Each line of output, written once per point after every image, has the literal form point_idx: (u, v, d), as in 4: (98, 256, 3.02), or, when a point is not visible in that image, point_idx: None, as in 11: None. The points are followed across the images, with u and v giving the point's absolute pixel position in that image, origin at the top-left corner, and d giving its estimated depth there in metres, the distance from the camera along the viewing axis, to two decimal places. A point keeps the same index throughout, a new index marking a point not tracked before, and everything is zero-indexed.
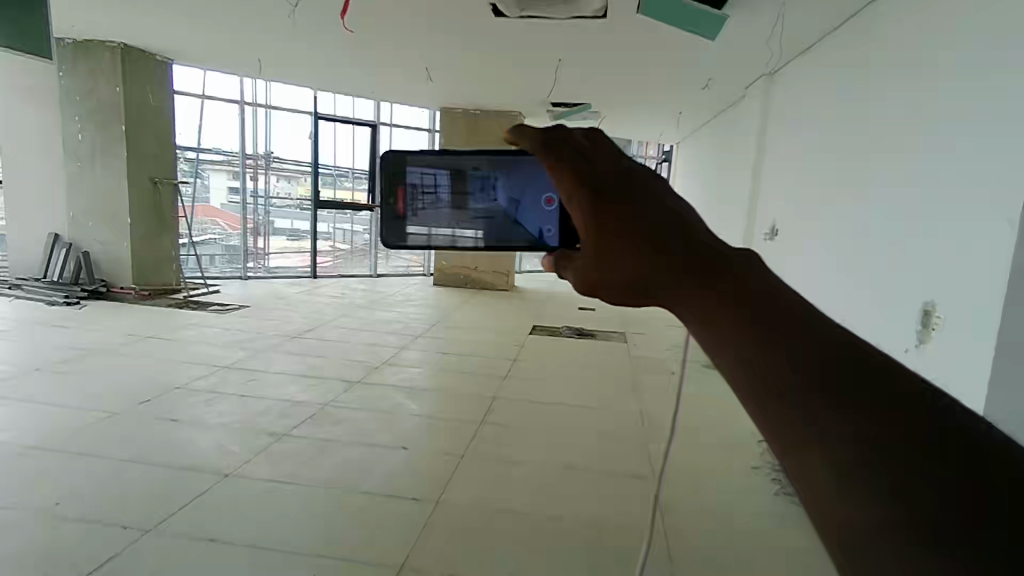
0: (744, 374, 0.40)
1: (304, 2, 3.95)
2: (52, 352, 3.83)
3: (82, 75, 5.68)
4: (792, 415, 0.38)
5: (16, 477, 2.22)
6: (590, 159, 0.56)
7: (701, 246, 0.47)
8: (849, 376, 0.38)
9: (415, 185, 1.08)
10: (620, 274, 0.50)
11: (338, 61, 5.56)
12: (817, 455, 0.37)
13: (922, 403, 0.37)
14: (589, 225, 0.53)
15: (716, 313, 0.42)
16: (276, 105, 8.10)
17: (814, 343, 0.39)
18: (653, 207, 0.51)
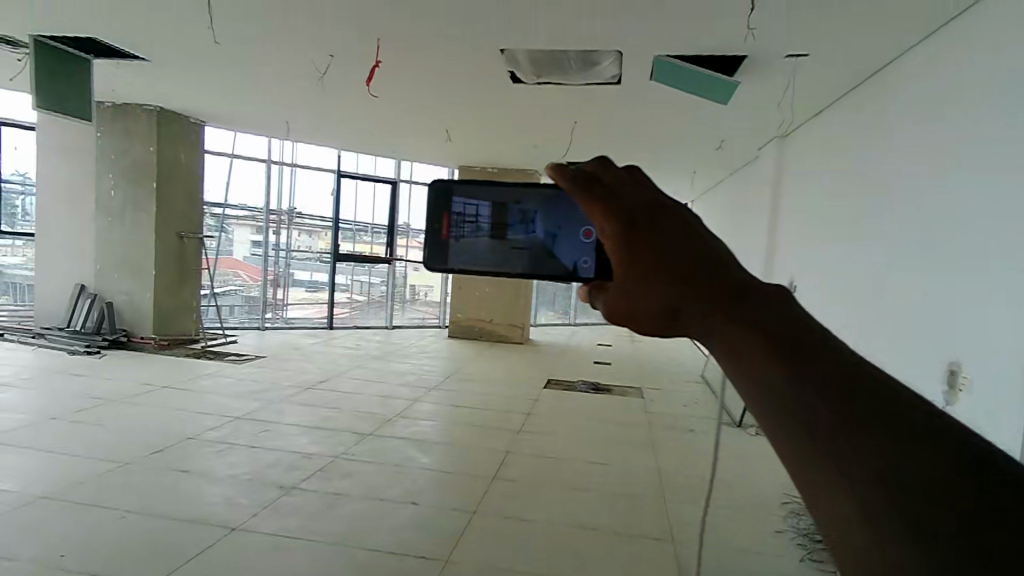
0: (774, 410, 0.40)
1: (330, 69, 4.17)
2: (69, 400, 3.87)
3: (120, 134, 5.97)
4: (822, 452, 0.37)
5: (23, 526, 2.20)
6: (629, 193, 0.53)
7: (733, 279, 0.46)
8: (878, 418, 0.38)
9: (460, 213, 1.05)
10: (650, 306, 0.47)
11: (362, 122, 5.81)
12: (843, 491, 0.36)
13: (944, 440, 0.38)
14: (621, 255, 0.49)
15: (749, 345, 0.42)
16: (301, 163, 8.40)
17: (844, 381, 0.39)
18: (688, 239, 0.48)
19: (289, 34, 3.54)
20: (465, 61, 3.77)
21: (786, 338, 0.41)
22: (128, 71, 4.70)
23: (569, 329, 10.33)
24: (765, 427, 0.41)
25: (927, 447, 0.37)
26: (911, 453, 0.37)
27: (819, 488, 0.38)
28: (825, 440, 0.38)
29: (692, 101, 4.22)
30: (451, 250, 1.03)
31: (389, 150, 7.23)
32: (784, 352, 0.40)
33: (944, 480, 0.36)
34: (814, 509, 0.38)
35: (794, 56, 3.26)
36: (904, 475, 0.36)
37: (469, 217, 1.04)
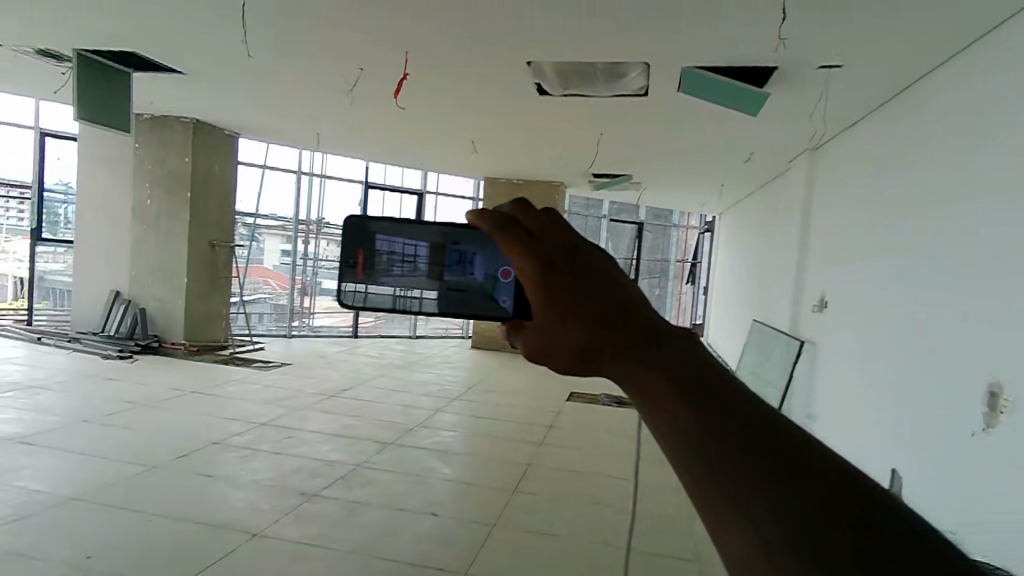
0: (679, 446, 0.34)
1: (360, 81, 4.23)
2: (100, 404, 3.95)
3: (156, 145, 6.13)
4: (730, 495, 0.32)
5: (51, 527, 2.23)
6: (546, 226, 0.44)
7: (649, 319, 0.40)
8: (785, 457, 0.33)
9: (389, 252, 0.77)
10: (565, 347, 0.40)
11: (389, 133, 5.87)
12: (747, 530, 0.31)
13: (849, 478, 0.34)
14: (539, 292, 0.41)
15: (657, 385, 0.36)
16: (331, 175, 8.54)
17: (753, 420, 0.34)
18: (611, 275, 0.41)
19: (320, 47, 3.59)
20: (493, 72, 3.78)
21: (697, 373, 0.36)
22: (166, 84, 4.84)
23: None
24: (671, 461, 0.34)
25: (835, 485, 0.32)
26: (819, 492, 0.32)
27: (730, 535, 0.31)
28: (731, 482, 0.32)
29: (719, 113, 4.16)
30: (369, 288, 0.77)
31: (416, 161, 7.30)
32: (695, 394, 0.34)
33: (855, 522, 0.32)
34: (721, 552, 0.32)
35: (828, 66, 3.18)
36: (810, 515, 0.31)
37: (398, 257, 0.76)
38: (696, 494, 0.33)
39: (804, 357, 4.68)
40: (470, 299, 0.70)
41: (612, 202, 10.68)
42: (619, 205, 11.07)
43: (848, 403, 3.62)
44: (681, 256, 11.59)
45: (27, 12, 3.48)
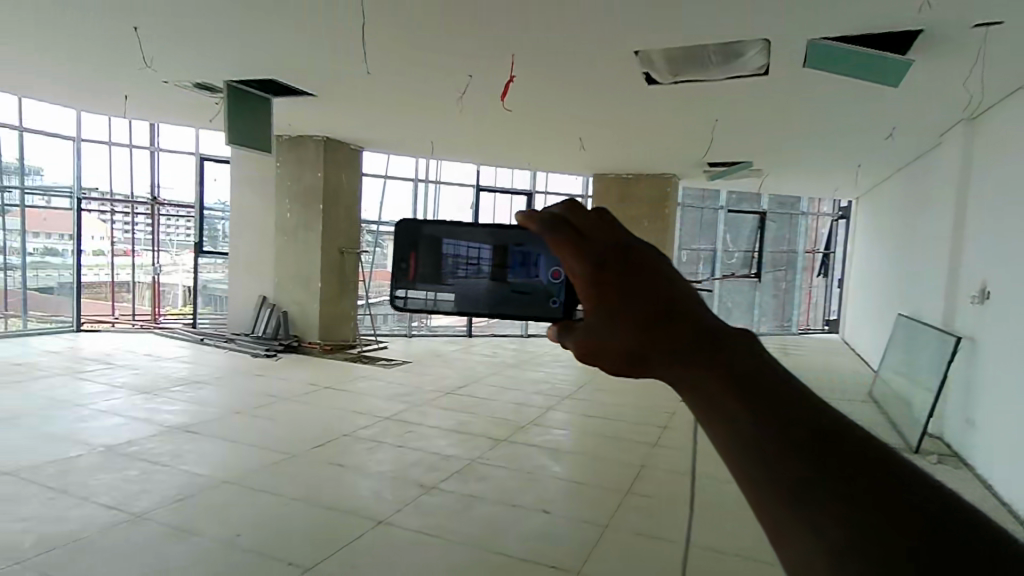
0: (734, 448, 0.34)
1: (470, 87, 4.36)
2: (250, 397, 4.42)
3: (293, 163, 6.75)
4: (788, 493, 0.32)
5: (210, 506, 2.52)
6: (595, 226, 0.46)
7: (703, 319, 0.41)
8: (843, 458, 0.33)
9: (455, 255, 0.81)
10: (616, 346, 0.42)
11: (497, 137, 6.00)
12: (806, 530, 0.31)
13: (910, 481, 0.34)
14: (589, 292, 0.43)
15: (714, 384, 0.37)
16: (445, 180, 8.88)
17: (810, 421, 0.35)
18: (661, 274, 0.42)
19: (430, 58, 3.75)
20: (598, 67, 3.74)
21: (748, 373, 0.37)
22: (299, 106, 5.32)
23: None
24: (727, 461, 0.35)
25: (896, 487, 0.33)
26: (881, 495, 0.32)
27: (790, 538, 0.32)
28: (790, 484, 0.33)
29: (851, 87, 3.79)
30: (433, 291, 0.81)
31: (525, 162, 7.40)
32: (748, 392, 0.35)
33: (919, 523, 0.32)
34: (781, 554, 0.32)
35: (985, 24, 2.77)
36: (878, 519, 0.31)
37: (463, 260, 0.80)
38: (752, 494, 0.34)
39: (962, 355, 4.11)
40: (536, 301, 0.73)
41: (730, 192, 10.12)
42: (738, 195, 10.45)
43: (1016, 407, 3.16)
44: (811, 247, 10.73)
45: (185, 54, 3.99)
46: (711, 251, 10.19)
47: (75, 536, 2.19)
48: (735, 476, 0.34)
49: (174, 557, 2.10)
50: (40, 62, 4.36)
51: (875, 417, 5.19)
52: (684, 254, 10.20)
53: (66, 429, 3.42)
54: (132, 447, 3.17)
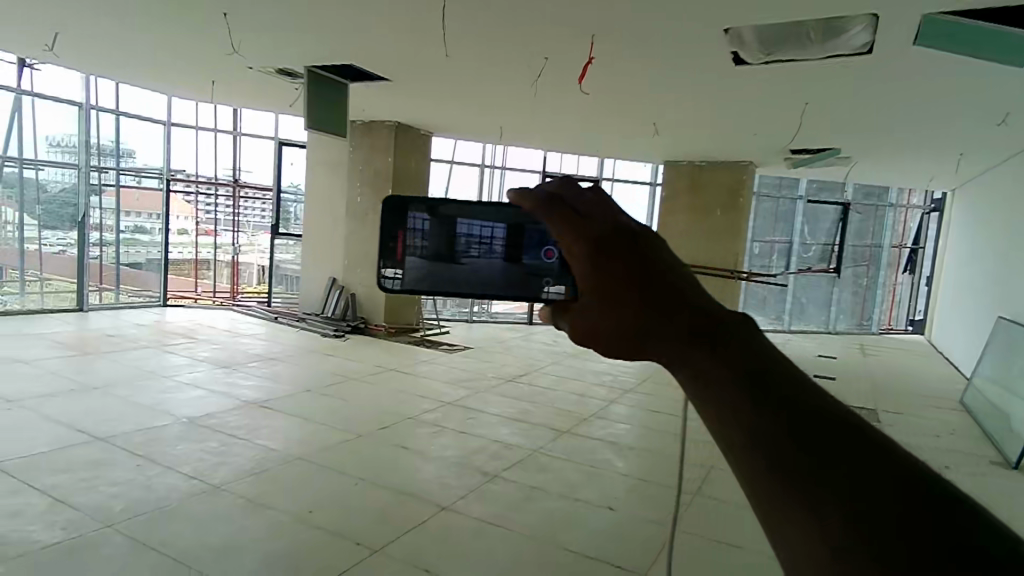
0: (730, 431, 0.36)
1: (545, 71, 4.27)
2: (319, 375, 4.57)
3: (365, 148, 6.88)
4: (776, 474, 0.34)
5: (283, 481, 2.61)
6: (595, 213, 0.50)
7: (690, 297, 0.43)
8: (836, 441, 0.34)
9: (471, 235, 0.92)
10: (609, 325, 0.46)
11: (568, 121, 5.88)
12: (801, 512, 0.33)
13: (906, 467, 0.35)
14: (584, 269, 0.47)
15: (700, 364, 0.39)
16: (510, 166, 8.86)
17: (804, 406, 0.36)
18: (656, 257, 0.46)
19: (504, 41, 3.69)
20: (677, 49, 3.57)
21: (741, 354, 0.38)
22: (374, 91, 5.39)
23: (785, 335, 9.26)
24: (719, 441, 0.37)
25: (887, 471, 0.34)
26: (867, 476, 0.33)
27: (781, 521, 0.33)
28: (779, 464, 0.34)
29: (966, 67, 3.44)
30: (437, 269, 0.93)
31: (594, 147, 7.24)
32: (741, 374, 0.37)
33: (914, 505, 0.32)
34: (771, 534, 0.34)
35: None
36: (867, 504, 0.32)
37: (480, 241, 0.91)
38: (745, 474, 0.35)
39: None
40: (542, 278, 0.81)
41: (811, 180, 9.56)
42: (820, 185, 9.83)
43: None
44: (899, 241, 10.05)
45: (266, 40, 4.10)
46: (786, 243, 9.72)
47: (160, 503, 2.31)
48: (729, 464, 0.36)
49: (251, 529, 2.18)
50: (135, 48, 4.60)
51: (965, 425, 4.82)
52: (757, 245, 9.75)
53: (152, 399, 3.63)
54: (211, 420, 3.33)
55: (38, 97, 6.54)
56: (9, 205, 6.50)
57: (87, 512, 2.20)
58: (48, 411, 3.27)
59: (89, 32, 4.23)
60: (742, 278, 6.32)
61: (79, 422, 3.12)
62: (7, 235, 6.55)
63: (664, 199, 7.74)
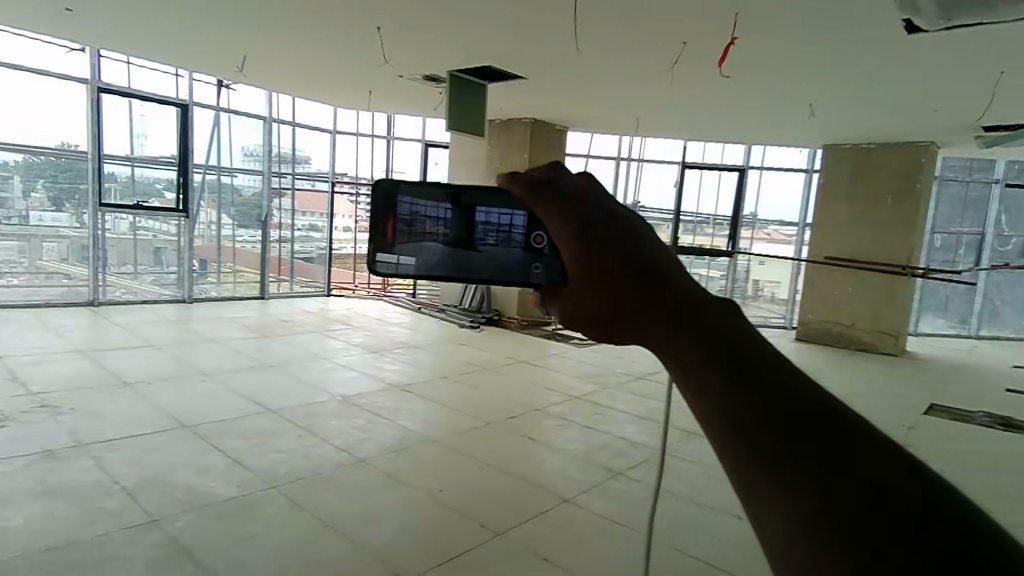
0: (706, 411, 0.35)
1: (683, 57, 4.09)
2: (456, 364, 4.83)
3: (502, 145, 7.10)
4: (753, 455, 0.32)
5: (416, 461, 2.80)
6: (583, 198, 0.49)
7: (671, 279, 0.43)
8: (814, 426, 0.33)
9: (490, 222, 0.81)
10: (595, 310, 0.45)
11: (709, 108, 5.60)
12: (775, 493, 0.31)
13: (894, 458, 0.33)
14: (571, 254, 0.47)
15: (679, 344, 0.38)
16: (649, 158, 8.65)
17: (785, 390, 0.34)
18: (641, 243, 0.45)
19: (639, 30, 3.60)
20: (837, 20, 3.22)
21: (723, 337, 0.37)
22: (511, 90, 5.53)
23: (969, 342, 8.03)
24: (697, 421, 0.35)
25: (872, 458, 0.32)
26: (844, 458, 0.32)
27: (757, 502, 0.32)
28: (755, 439, 0.33)
29: None
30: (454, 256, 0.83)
31: (739, 134, 6.82)
32: (718, 354, 0.36)
33: (899, 496, 0.31)
34: (750, 518, 0.33)
35: None
36: (847, 489, 0.31)
37: (502, 227, 0.79)
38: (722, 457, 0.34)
39: None
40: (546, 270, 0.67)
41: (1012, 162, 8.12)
42: None
43: None
44: None
45: (413, 48, 4.40)
46: (976, 236, 8.40)
47: (315, 471, 2.60)
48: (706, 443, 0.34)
49: (390, 502, 2.38)
50: (305, 65, 5.17)
51: None
52: (938, 238, 8.46)
53: (313, 378, 4.09)
54: (360, 400, 3.67)
55: (233, 113, 7.62)
56: (212, 207, 7.62)
57: (256, 474, 2.54)
58: (233, 384, 3.81)
59: (269, 53, 4.83)
60: (914, 275, 5.59)
61: (255, 395, 3.61)
62: (211, 232, 7.67)
63: (821, 188, 7.06)
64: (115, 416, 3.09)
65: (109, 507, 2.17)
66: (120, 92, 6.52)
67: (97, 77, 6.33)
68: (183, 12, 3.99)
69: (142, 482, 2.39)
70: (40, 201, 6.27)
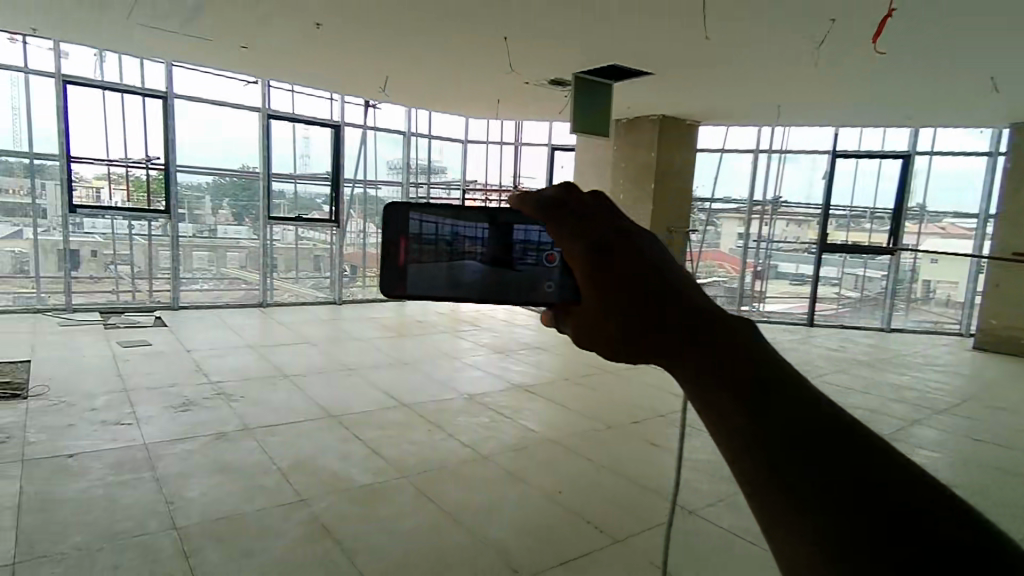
0: (722, 432, 0.36)
1: (829, 36, 3.73)
2: (579, 366, 4.81)
3: (629, 144, 6.95)
4: (772, 475, 0.34)
5: (536, 460, 2.83)
6: (593, 218, 0.52)
7: (681, 289, 0.45)
8: (831, 446, 0.34)
9: (529, 242, 0.76)
10: (610, 325, 0.47)
11: (863, 90, 5.05)
12: (793, 515, 0.33)
13: (908, 478, 0.34)
14: (582, 270, 0.50)
15: (692, 364, 0.40)
16: (793, 150, 7.99)
17: (802, 410, 0.35)
18: (653, 261, 0.47)
19: (776, 11, 3.34)
20: None
21: (737, 355, 0.38)
22: (637, 87, 5.40)
23: None
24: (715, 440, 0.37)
25: (888, 481, 0.33)
26: (846, 463, 0.34)
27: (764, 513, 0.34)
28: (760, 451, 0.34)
29: None
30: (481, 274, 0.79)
31: (903, 118, 6.08)
32: (733, 374, 0.37)
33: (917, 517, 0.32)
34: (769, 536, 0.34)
35: None
36: (862, 515, 0.32)
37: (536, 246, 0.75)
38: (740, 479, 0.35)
39: None
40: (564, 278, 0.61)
41: None
42: None
43: None
44: None
45: (538, 54, 4.47)
46: None
47: (441, 464, 2.73)
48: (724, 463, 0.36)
49: (509, 499, 2.42)
50: (438, 79, 5.46)
51: None
52: None
53: (442, 376, 4.30)
54: (486, 398, 3.80)
55: (379, 130, 8.28)
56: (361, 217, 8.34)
57: (389, 463, 2.72)
58: (373, 379, 4.13)
59: (407, 70, 5.17)
60: None
61: (391, 390, 3.88)
62: (357, 239, 8.48)
63: (1010, 172, 6.04)
64: (274, 405, 3.47)
65: (266, 485, 2.45)
66: (286, 117, 7.33)
67: (268, 105, 7.19)
68: (333, 40, 4.39)
69: (293, 464, 2.67)
70: (225, 216, 7.24)
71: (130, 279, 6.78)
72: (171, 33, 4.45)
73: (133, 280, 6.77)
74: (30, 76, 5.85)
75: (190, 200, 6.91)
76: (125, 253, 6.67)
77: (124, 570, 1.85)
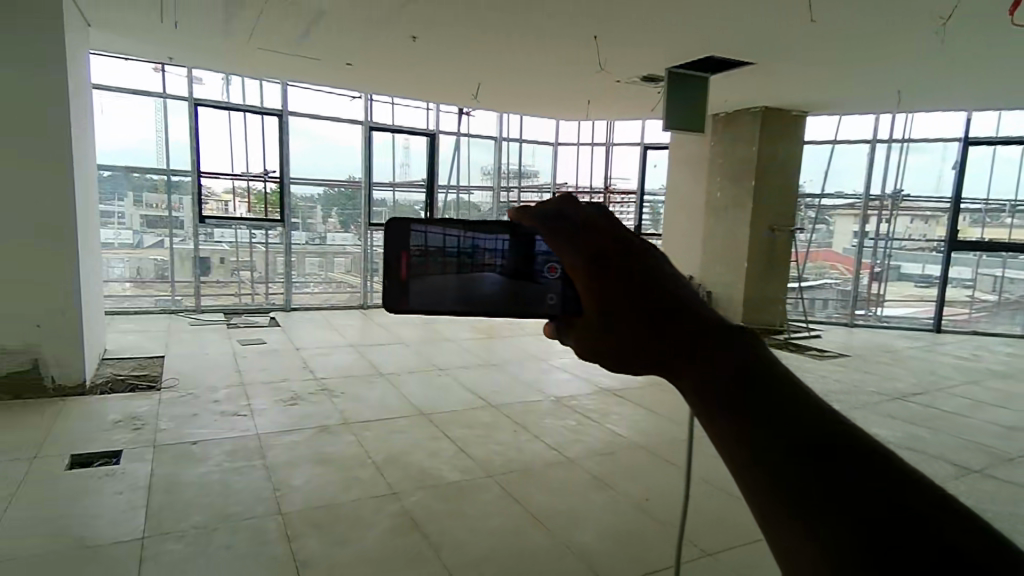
0: (728, 447, 0.42)
1: (959, 11, 3.37)
2: None
3: (727, 139, 6.63)
4: (774, 483, 0.40)
5: (625, 466, 2.77)
6: (592, 233, 0.58)
7: (681, 303, 0.52)
8: (826, 456, 0.40)
9: (545, 253, 0.75)
10: (618, 336, 0.55)
11: (1002, 68, 4.51)
12: (793, 517, 0.39)
13: (897, 478, 0.40)
14: (583, 281, 0.57)
15: (697, 379, 0.46)
16: (916, 138, 7.26)
17: (798, 421, 0.41)
18: (655, 277, 0.54)
19: None
20: None
21: (734, 371, 0.44)
22: (736, 79, 5.15)
23: None
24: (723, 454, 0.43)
25: (877, 484, 0.39)
26: (839, 469, 0.39)
27: (766, 515, 0.40)
28: (761, 459, 0.41)
29: None
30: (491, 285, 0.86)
31: None
32: (734, 391, 0.43)
33: (906, 515, 0.38)
34: (776, 540, 0.40)
35: None
36: (855, 518, 0.38)
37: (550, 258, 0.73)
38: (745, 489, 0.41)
39: None
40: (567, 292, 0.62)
41: None
42: None
43: None
44: None
45: (627, 51, 4.38)
46: None
47: (527, 465, 2.74)
48: (733, 476, 0.42)
49: (597, 504, 2.39)
50: (527, 83, 5.49)
51: None
52: None
53: (531, 378, 4.33)
54: (574, 401, 3.78)
55: (472, 136, 8.51)
56: None
57: (478, 463, 2.77)
58: (463, 380, 4.23)
59: (497, 75, 5.24)
60: None
61: (479, 390, 3.96)
62: None
63: None
64: (370, 402, 3.65)
65: (362, 478, 2.58)
66: (387, 128, 7.75)
67: (370, 118, 7.62)
68: (429, 50, 4.52)
69: (388, 459, 2.79)
70: (333, 224, 7.72)
71: (251, 284, 7.32)
72: (284, 55, 4.83)
73: (253, 284, 7.33)
74: (168, 100, 6.47)
75: (302, 210, 7.44)
76: (247, 259, 7.25)
77: (236, 550, 2.02)
